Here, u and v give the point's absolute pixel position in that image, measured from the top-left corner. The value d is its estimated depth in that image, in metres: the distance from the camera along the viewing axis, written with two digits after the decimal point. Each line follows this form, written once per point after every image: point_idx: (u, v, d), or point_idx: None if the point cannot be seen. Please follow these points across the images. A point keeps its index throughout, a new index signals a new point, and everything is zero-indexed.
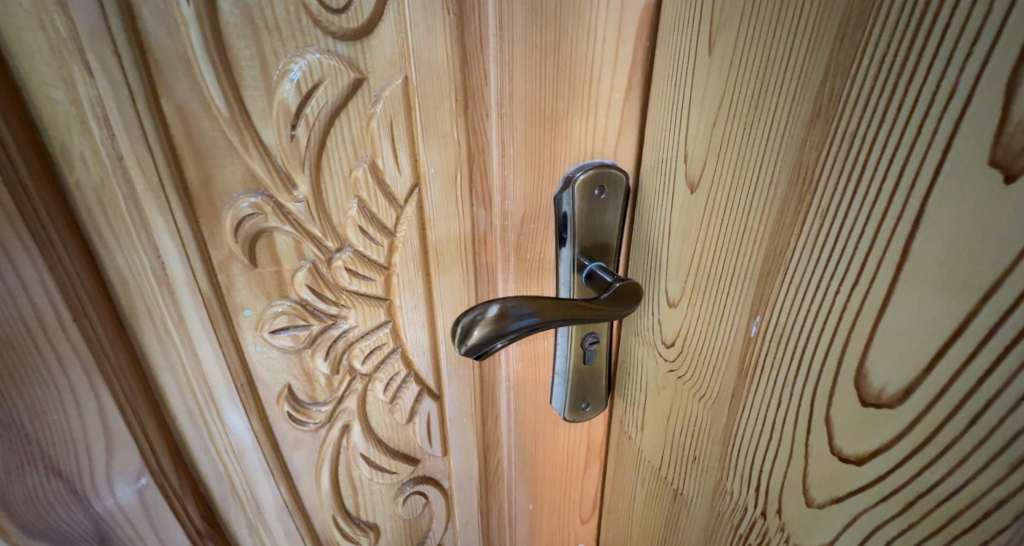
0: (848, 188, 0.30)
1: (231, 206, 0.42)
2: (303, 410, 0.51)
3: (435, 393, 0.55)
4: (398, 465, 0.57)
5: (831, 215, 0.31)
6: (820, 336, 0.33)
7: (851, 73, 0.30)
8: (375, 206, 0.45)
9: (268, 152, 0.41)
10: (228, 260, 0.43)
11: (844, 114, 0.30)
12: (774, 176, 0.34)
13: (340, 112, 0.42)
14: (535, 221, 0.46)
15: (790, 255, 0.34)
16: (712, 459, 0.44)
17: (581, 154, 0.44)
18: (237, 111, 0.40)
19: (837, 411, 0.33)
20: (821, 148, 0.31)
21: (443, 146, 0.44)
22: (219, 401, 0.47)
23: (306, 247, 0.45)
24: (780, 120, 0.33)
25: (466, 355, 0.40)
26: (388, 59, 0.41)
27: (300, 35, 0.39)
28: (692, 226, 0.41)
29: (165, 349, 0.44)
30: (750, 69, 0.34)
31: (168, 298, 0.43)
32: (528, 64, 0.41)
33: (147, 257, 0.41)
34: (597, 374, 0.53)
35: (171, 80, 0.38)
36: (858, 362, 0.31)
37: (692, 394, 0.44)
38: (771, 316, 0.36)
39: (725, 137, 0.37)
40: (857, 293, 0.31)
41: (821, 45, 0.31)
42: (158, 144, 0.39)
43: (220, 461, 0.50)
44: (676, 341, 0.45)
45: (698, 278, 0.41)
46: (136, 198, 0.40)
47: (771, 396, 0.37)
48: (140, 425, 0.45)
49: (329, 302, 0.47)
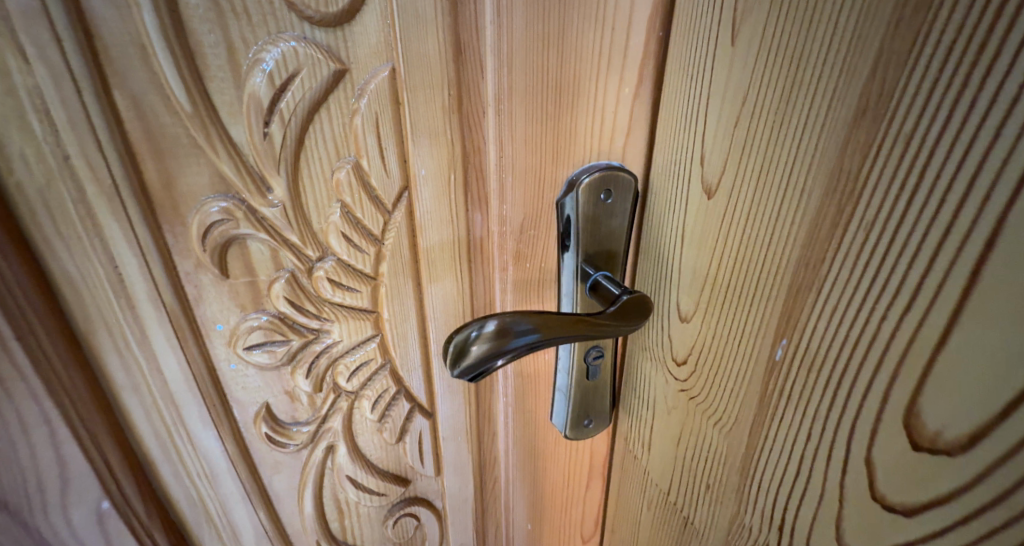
0: (901, 197, 0.26)
1: (198, 210, 0.38)
2: (283, 431, 0.47)
3: (427, 410, 0.51)
4: (389, 486, 0.53)
5: (877, 228, 0.27)
6: (861, 365, 0.29)
7: (908, 64, 0.25)
8: (360, 211, 0.41)
9: (238, 152, 0.37)
10: (197, 270, 0.39)
11: (896, 113, 0.26)
12: (809, 180, 0.30)
13: (319, 108, 0.38)
14: (535, 228, 0.42)
15: (825, 273, 0.30)
16: (728, 490, 0.40)
17: (586, 155, 0.40)
18: (202, 104, 0.35)
19: (880, 451, 0.29)
20: (867, 151, 0.27)
21: (435, 145, 0.40)
22: (189, 423, 0.43)
23: (284, 255, 0.41)
24: (818, 117, 0.29)
25: (460, 377, 0.37)
26: (373, 48, 0.37)
27: (272, 19, 0.35)
28: (708, 235, 0.37)
29: (128, 369, 0.40)
30: (783, 60, 0.30)
31: (128, 313, 0.39)
32: (530, 54, 0.37)
33: (102, 267, 0.37)
34: (601, 391, 0.49)
35: (125, 68, 0.34)
36: (909, 399, 0.27)
37: (707, 418, 0.40)
38: (800, 338, 0.32)
39: (750, 136, 0.33)
40: (910, 319, 0.27)
41: (871, 32, 0.27)
42: (111, 142, 0.35)
43: (192, 485, 0.46)
44: (688, 358, 0.41)
45: (713, 290, 0.37)
46: (87, 201, 0.35)
47: (799, 427, 0.33)
48: (99, 453, 0.41)
49: (310, 315, 0.43)
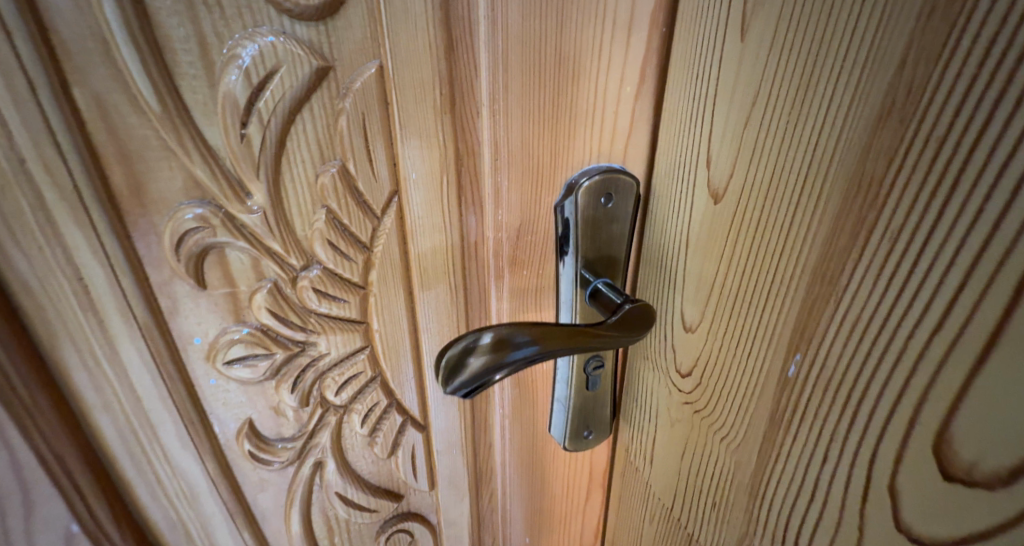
0: (932, 204, 0.24)
1: (171, 217, 0.35)
2: (267, 448, 0.44)
3: (421, 423, 0.48)
4: (381, 502, 0.51)
5: (904, 238, 0.25)
6: (885, 386, 0.27)
7: (942, 59, 0.23)
8: (347, 217, 0.39)
9: (213, 155, 0.35)
10: (171, 281, 0.37)
11: (927, 114, 0.24)
12: (827, 184, 0.28)
13: (301, 108, 0.35)
14: (533, 233, 0.40)
15: (844, 285, 0.28)
16: (736, 510, 0.38)
17: (586, 157, 0.38)
18: (172, 105, 0.33)
19: (906, 479, 0.27)
20: (893, 155, 0.25)
21: (425, 146, 0.37)
22: (166, 442, 0.41)
23: (266, 264, 0.38)
24: (838, 117, 0.27)
25: (455, 392, 0.34)
26: (358, 44, 0.35)
27: (248, 13, 0.32)
28: (714, 241, 0.35)
29: (98, 386, 0.38)
30: (799, 55, 0.28)
31: (95, 326, 0.36)
32: (525, 51, 0.35)
33: (67, 279, 0.35)
34: (601, 403, 0.47)
35: (85, 66, 0.31)
36: (940, 426, 0.25)
37: (714, 434, 0.38)
38: (815, 355, 0.30)
39: (761, 136, 0.30)
40: (942, 338, 0.25)
41: (900, 24, 0.24)
42: (71, 145, 0.32)
43: (171, 506, 0.43)
44: (693, 370, 0.39)
45: (719, 300, 0.35)
46: (47, 209, 0.33)
47: (814, 448, 0.31)
48: (65, 476, 0.39)
49: (295, 327, 0.41)
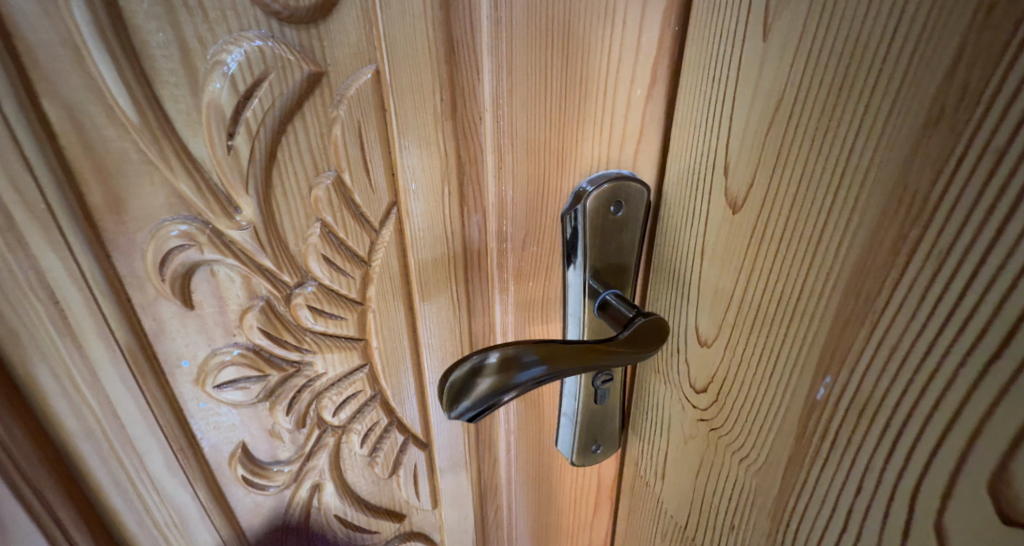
0: (989, 222, 0.22)
1: (154, 235, 0.33)
2: (262, 472, 0.42)
3: (423, 442, 0.46)
4: (382, 523, 0.49)
5: (954, 256, 0.23)
6: (932, 416, 0.25)
7: (1002, 63, 0.21)
8: (344, 231, 0.37)
9: (198, 167, 0.32)
10: (156, 301, 0.35)
11: (983, 123, 0.22)
12: (863, 196, 0.26)
13: (293, 116, 0.33)
14: (538, 244, 0.38)
15: (881, 303, 0.26)
16: (757, 536, 0.36)
17: (594, 163, 0.36)
18: (152, 115, 0.31)
19: (955, 517, 0.25)
20: (942, 166, 0.23)
21: (425, 154, 0.35)
22: (154, 470, 0.39)
23: (257, 282, 0.36)
24: (877, 124, 0.25)
25: (458, 418, 0.32)
26: (353, 48, 0.32)
27: (233, 15, 0.30)
28: (733, 252, 0.32)
29: (79, 413, 0.35)
30: (832, 55, 0.26)
31: (74, 351, 0.34)
32: (531, 52, 0.33)
33: (41, 302, 0.32)
34: (611, 418, 0.45)
35: (56, 74, 0.29)
36: (998, 462, 0.23)
37: (731, 454, 0.36)
38: (847, 379, 0.28)
39: (787, 142, 0.28)
40: (1001, 368, 0.23)
41: (952, 24, 0.22)
42: (42, 160, 0.30)
43: (161, 535, 0.41)
44: (709, 386, 0.36)
45: (739, 316, 0.33)
46: (17, 228, 0.31)
47: (845, 477, 0.29)
48: (44, 507, 0.36)
49: (289, 347, 0.38)
